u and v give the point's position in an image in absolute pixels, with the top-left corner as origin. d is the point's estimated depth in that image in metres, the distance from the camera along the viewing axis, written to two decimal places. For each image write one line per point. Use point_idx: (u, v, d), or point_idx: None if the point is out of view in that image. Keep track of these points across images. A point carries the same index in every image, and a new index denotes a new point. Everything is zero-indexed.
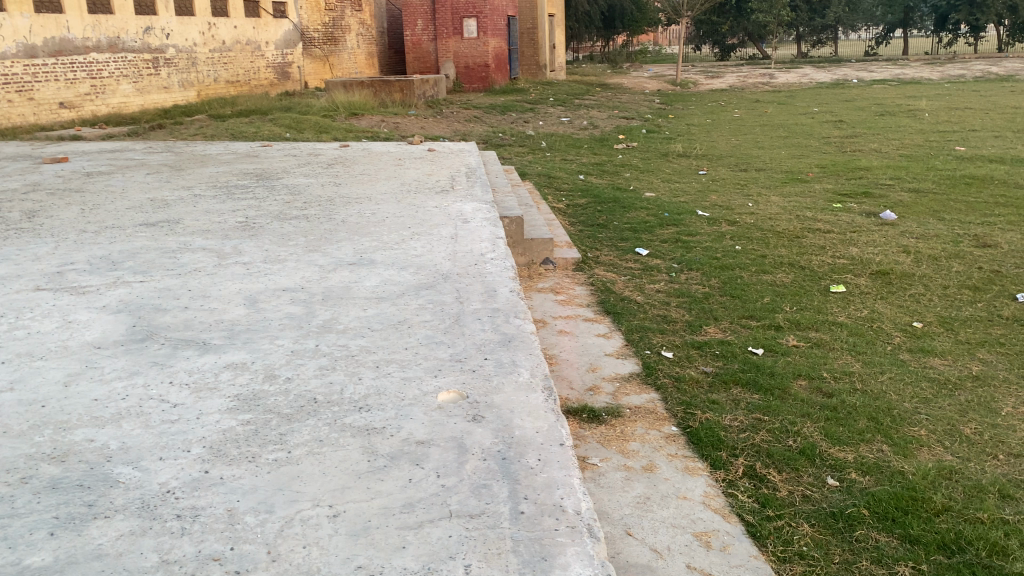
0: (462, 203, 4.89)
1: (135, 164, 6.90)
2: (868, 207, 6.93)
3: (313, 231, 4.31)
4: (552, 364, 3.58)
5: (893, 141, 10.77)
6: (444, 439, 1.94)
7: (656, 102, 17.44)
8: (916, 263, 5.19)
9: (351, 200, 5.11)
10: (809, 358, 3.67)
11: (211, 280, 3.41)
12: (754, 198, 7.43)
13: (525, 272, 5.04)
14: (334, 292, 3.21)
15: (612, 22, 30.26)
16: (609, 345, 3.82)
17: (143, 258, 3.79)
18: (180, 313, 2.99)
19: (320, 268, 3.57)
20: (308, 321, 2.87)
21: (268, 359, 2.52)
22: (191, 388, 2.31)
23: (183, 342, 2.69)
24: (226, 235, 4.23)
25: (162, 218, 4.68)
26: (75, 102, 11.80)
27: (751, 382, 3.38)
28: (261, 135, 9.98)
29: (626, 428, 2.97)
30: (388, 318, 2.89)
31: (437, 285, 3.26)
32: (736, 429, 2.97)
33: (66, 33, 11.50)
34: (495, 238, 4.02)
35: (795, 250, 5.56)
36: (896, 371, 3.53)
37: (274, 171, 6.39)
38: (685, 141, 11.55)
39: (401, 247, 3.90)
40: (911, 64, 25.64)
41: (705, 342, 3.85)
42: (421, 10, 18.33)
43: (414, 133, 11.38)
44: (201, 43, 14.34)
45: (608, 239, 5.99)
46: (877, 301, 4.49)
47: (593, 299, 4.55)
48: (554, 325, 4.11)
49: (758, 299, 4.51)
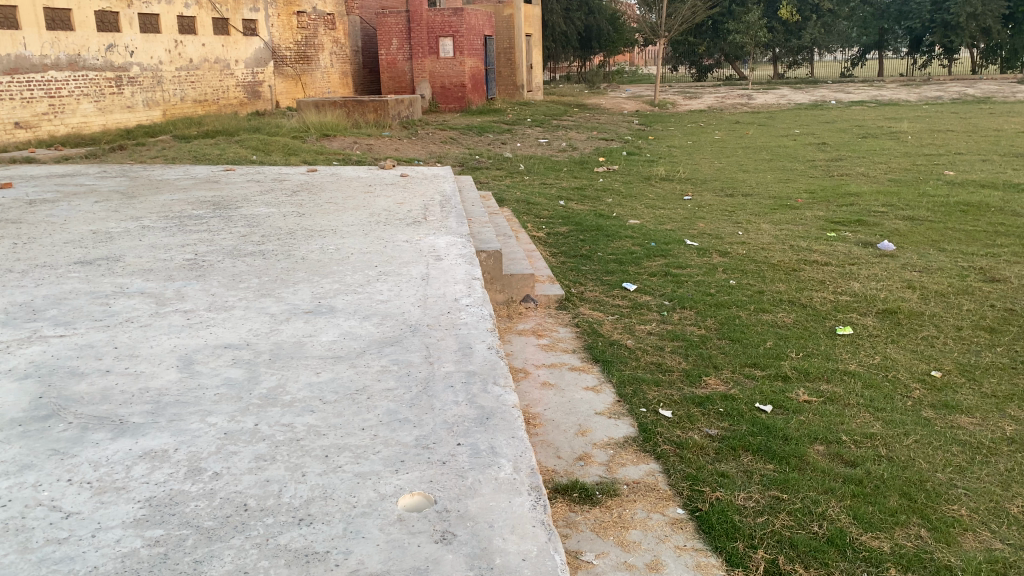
0: (435, 236, 4.48)
1: (83, 191, 6.40)
2: (864, 236, 6.60)
3: (269, 270, 3.87)
4: (535, 426, 3.16)
5: (881, 165, 10.51)
6: (403, 572, 1.53)
7: (635, 123, 17.19)
8: (923, 300, 4.85)
9: (313, 233, 4.68)
10: (823, 416, 3.28)
11: (144, 334, 2.95)
12: (744, 226, 7.08)
13: (503, 311, 4.63)
14: (284, 350, 2.76)
15: (589, 43, 30.10)
16: (599, 401, 3.40)
17: (71, 305, 3.33)
18: (100, 379, 2.53)
19: (270, 317, 3.13)
20: (249, 391, 2.42)
21: (195, 445, 2.08)
22: (92, 489, 1.87)
23: (94, 421, 2.23)
24: (169, 276, 3.77)
25: (102, 255, 4.21)
26: (31, 122, 11.28)
27: (763, 450, 2.98)
28: (225, 157, 9.53)
29: (625, 512, 2.56)
30: (344, 385, 2.46)
31: (403, 340, 2.82)
32: (751, 511, 2.57)
33: (22, 50, 10.97)
34: (471, 279, 3.60)
35: (794, 285, 5.19)
36: (922, 433, 3.14)
37: (233, 199, 5.92)
38: (668, 163, 11.23)
39: (365, 290, 3.47)
40: (888, 86, 25.67)
41: (708, 397, 3.44)
42: (396, 29, 17.99)
43: (387, 155, 10.98)
44: (167, 61, 13.87)
45: (592, 272, 5.59)
46: (888, 346, 4.12)
47: (579, 343, 4.14)
48: (536, 376, 3.69)
49: (759, 343, 4.12)
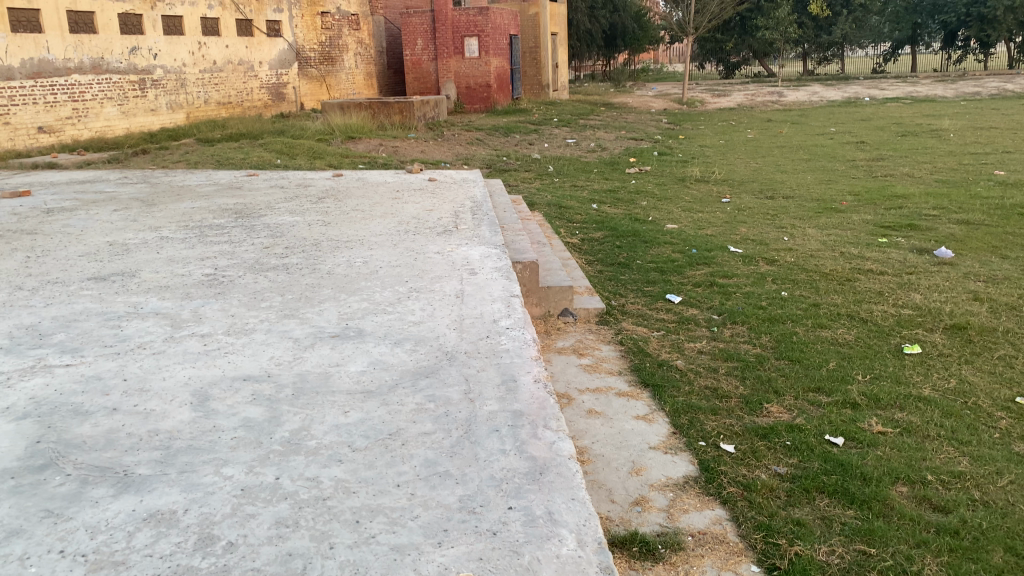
0: (468, 247, 4.20)
1: (102, 198, 6.20)
2: (917, 241, 6.24)
3: (292, 287, 3.61)
4: (584, 462, 2.87)
5: (925, 164, 10.09)
6: None
7: (665, 122, 16.83)
8: (993, 314, 4.49)
9: (339, 244, 4.42)
10: (901, 451, 2.96)
11: (156, 363, 2.70)
12: (789, 231, 6.75)
13: (541, 326, 4.35)
14: (309, 384, 2.49)
15: (614, 40, 29.70)
16: (653, 433, 3.10)
17: (80, 328, 3.08)
18: (105, 420, 2.27)
19: (293, 343, 2.86)
20: (269, 435, 2.15)
21: (207, 506, 1.81)
22: (87, 565, 1.60)
23: (95, 473, 1.97)
24: (187, 294, 3.53)
25: (117, 270, 3.98)
26: (55, 127, 11.16)
27: (840, 492, 2.67)
28: (249, 161, 9.33)
29: (692, 570, 2.27)
30: (376, 428, 2.17)
31: (440, 371, 2.54)
32: (838, 570, 2.27)
33: (46, 54, 10.84)
34: (510, 297, 3.32)
35: (851, 296, 4.86)
36: (1018, 471, 2.81)
37: (255, 206, 5.68)
38: (702, 164, 10.90)
39: (396, 310, 3.19)
40: (923, 81, 25.03)
41: (772, 429, 3.12)
42: (421, 29, 17.77)
43: (413, 158, 10.73)
44: (190, 63, 13.72)
45: (633, 282, 5.29)
46: (962, 367, 3.77)
47: (624, 363, 3.84)
48: (580, 403, 3.39)
49: (821, 364, 3.79)
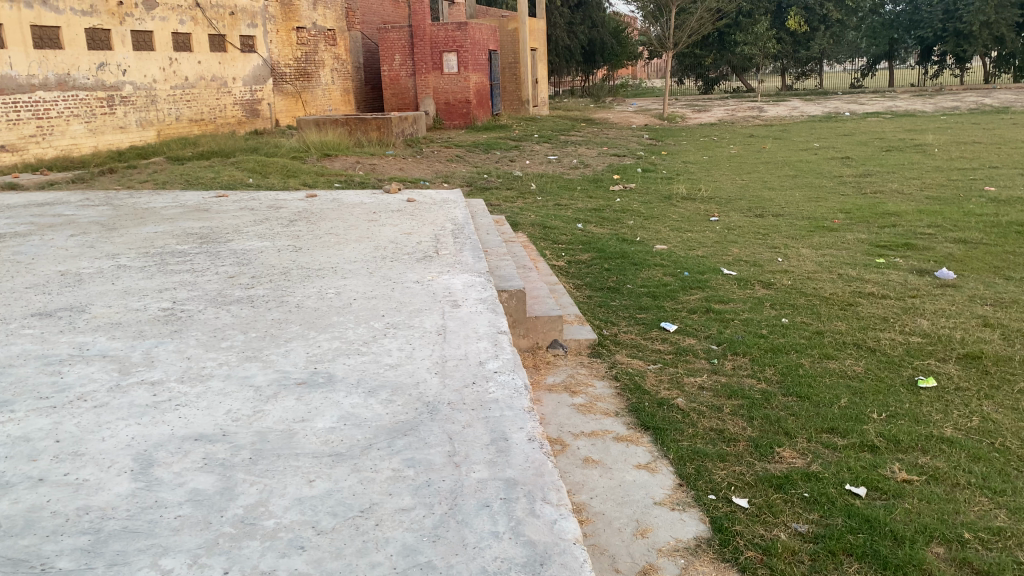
0: (450, 275, 3.89)
1: (60, 223, 5.83)
2: (916, 262, 6.01)
3: (257, 323, 3.29)
4: (584, 523, 2.57)
5: (914, 181, 9.91)
6: None
7: (647, 138, 16.64)
8: (1006, 341, 4.25)
9: (311, 273, 4.09)
10: (931, 503, 2.67)
11: (95, 420, 2.35)
12: (782, 251, 6.50)
13: (530, 360, 4.05)
14: (269, 445, 2.16)
15: (593, 56, 29.66)
16: (657, 485, 2.80)
17: (13, 375, 2.74)
18: (28, 494, 1.94)
19: (254, 393, 2.53)
20: (219, 513, 1.83)
21: None
22: None
23: (5, 569, 1.64)
24: (140, 332, 3.19)
25: (66, 305, 3.62)
26: (18, 145, 10.75)
27: (870, 554, 2.39)
28: (220, 180, 8.98)
29: None
30: (346, 503, 1.85)
31: (419, 428, 2.23)
32: None
33: (8, 70, 10.45)
34: (498, 334, 3.02)
35: (855, 323, 4.60)
36: None
37: (223, 230, 5.35)
38: (688, 181, 10.67)
39: (370, 351, 2.87)
40: (901, 96, 25.10)
41: (787, 478, 2.83)
42: (398, 44, 17.50)
43: (391, 176, 10.42)
44: (161, 79, 13.36)
45: (624, 309, 5.00)
46: (983, 403, 3.51)
47: (622, 402, 3.54)
48: (575, 450, 3.08)
49: (833, 401, 3.51)
